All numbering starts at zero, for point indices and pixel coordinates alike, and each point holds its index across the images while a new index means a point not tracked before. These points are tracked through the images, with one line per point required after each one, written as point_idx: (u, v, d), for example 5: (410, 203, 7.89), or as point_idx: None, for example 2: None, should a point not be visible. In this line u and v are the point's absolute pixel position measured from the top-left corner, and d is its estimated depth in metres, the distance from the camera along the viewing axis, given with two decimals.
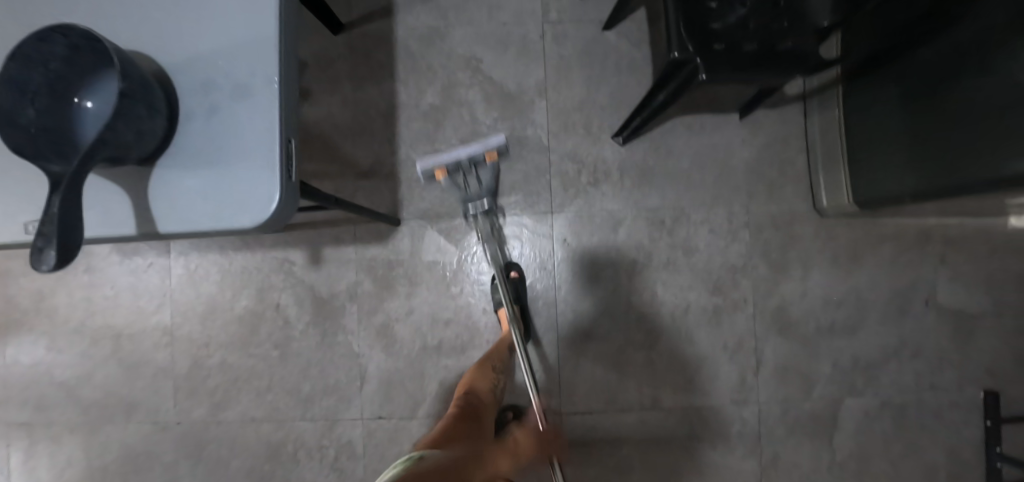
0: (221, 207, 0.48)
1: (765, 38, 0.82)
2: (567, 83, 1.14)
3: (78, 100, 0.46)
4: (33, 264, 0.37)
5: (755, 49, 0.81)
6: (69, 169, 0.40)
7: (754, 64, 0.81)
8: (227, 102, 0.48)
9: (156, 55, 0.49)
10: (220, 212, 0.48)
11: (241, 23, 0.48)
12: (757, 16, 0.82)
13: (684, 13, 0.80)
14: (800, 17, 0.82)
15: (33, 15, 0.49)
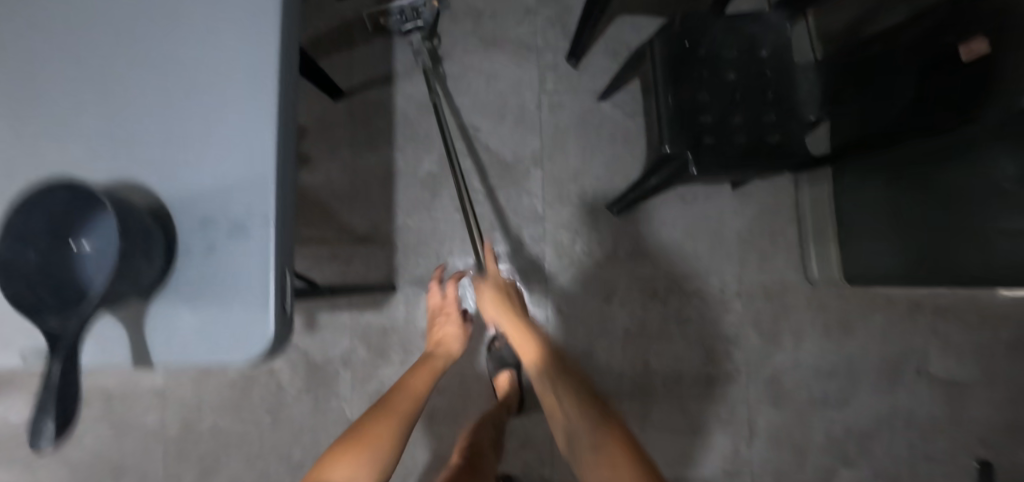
0: (213, 342, 0.48)
1: (754, 131, 0.84)
2: (562, 152, 1.16)
3: (75, 241, 0.47)
4: (31, 441, 0.37)
5: (745, 143, 0.83)
6: (66, 329, 0.40)
7: (744, 158, 0.82)
8: (223, 239, 0.50)
9: (155, 191, 0.50)
10: (211, 348, 0.48)
11: (241, 163, 0.51)
12: (747, 109, 0.84)
13: (673, 110, 0.83)
14: (788, 111, 0.85)
15: (37, 150, 0.50)
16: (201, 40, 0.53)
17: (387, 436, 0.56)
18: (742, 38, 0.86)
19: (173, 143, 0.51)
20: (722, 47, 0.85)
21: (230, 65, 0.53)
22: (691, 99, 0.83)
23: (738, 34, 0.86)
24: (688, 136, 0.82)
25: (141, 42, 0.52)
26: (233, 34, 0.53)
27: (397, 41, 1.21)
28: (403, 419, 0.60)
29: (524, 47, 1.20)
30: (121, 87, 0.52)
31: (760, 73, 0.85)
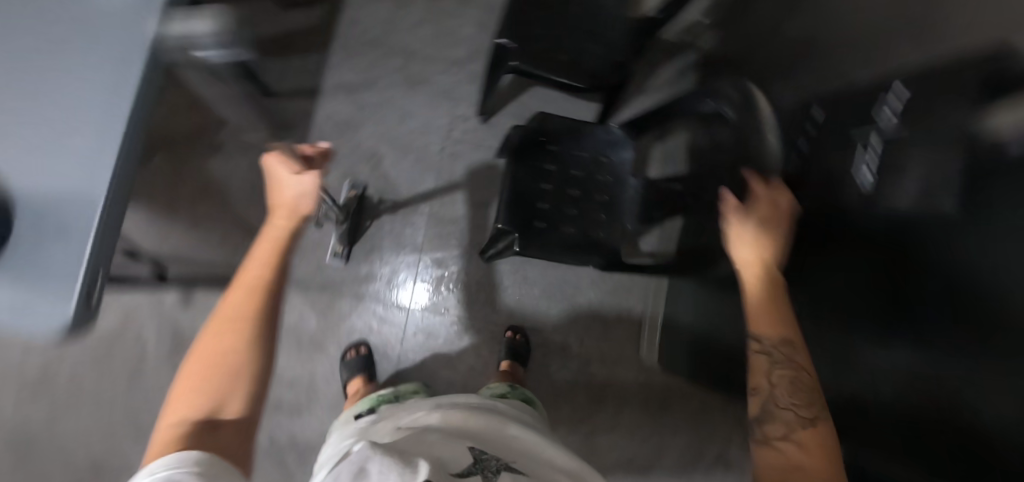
0: (12, 320, 0.60)
1: (583, 225, 0.98)
2: (453, 197, 1.30)
3: None
4: None
5: (570, 232, 0.97)
6: None
7: (569, 246, 0.95)
8: (50, 236, 0.62)
9: (4, 186, 0.63)
10: (11, 324, 0.60)
11: (79, 178, 0.64)
12: (580, 205, 0.99)
13: (515, 191, 0.97)
14: (614, 214, 1.01)
15: None
16: (77, 70, 0.67)
17: (238, 343, 0.54)
18: (590, 143, 1.02)
19: (32, 151, 0.64)
20: (571, 148, 1.02)
21: (97, 93, 0.66)
22: (533, 185, 0.98)
23: (588, 139, 1.02)
24: (522, 215, 0.97)
25: (34, 65, 0.67)
26: (107, 70, 0.67)
27: (331, 62, 1.33)
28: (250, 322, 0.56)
29: (442, 94, 1.33)
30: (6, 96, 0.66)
31: (598, 177, 1.01)
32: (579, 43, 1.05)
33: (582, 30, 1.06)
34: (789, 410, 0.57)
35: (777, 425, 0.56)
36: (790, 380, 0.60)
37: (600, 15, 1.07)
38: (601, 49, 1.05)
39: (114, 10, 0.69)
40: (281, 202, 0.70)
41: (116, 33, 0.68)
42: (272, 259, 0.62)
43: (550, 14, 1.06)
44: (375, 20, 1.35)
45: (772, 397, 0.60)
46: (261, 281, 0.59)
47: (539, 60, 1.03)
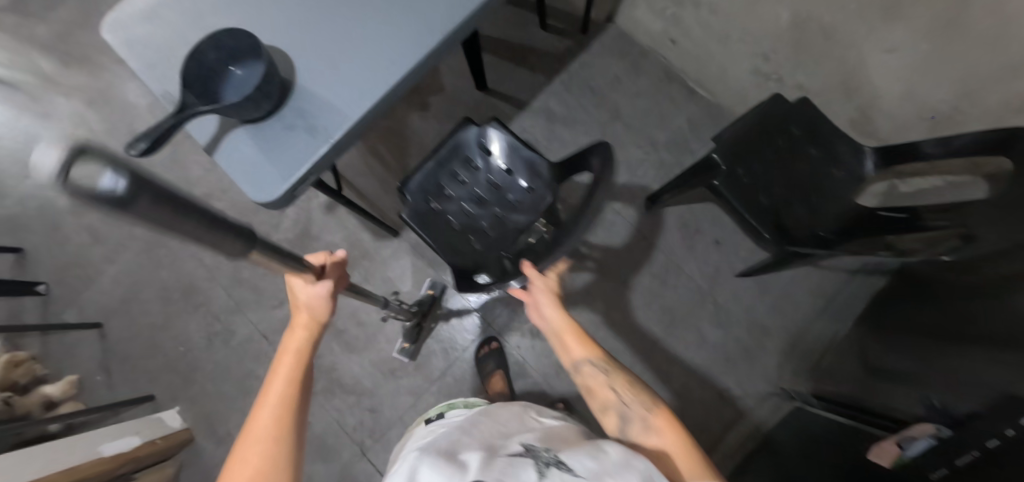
0: (247, 177, 0.74)
1: (468, 228, 0.97)
2: (581, 257, 1.32)
3: (233, 67, 0.74)
4: (128, 145, 0.65)
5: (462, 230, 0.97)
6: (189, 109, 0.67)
7: (445, 239, 0.97)
8: (302, 129, 0.75)
9: (296, 76, 0.77)
10: (244, 178, 0.74)
11: (345, 98, 0.75)
12: (479, 211, 0.98)
13: (427, 172, 0.99)
14: (506, 238, 0.97)
15: (267, 13, 0.79)
16: (391, 16, 0.78)
17: (270, 466, 0.50)
18: (520, 164, 0.98)
19: (327, 60, 0.77)
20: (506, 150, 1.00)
21: (391, 40, 0.77)
22: (446, 175, 0.99)
23: (516, 156, 0.98)
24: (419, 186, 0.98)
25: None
26: (411, 27, 0.78)
27: (550, 87, 1.42)
28: (273, 444, 0.52)
29: (625, 164, 1.36)
30: (334, 9, 0.79)
31: (508, 198, 0.98)
32: (787, 196, 1.02)
33: (796, 185, 1.02)
34: (635, 406, 0.64)
35: (631, 428, 0.62)
36: (609, 373, 0.68)
37: (823, 181, 1.03)
38: (804, 211, 1.02)
39: None
40: (298, 309, 0.63)
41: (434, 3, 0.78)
42: (292, 378, 0.57)
43: (774, 155, 1.03)
44: (607, 73, 1.43)
45: (614, 400, 0.66)
46: (286, 395, 0.55)
47: (741, 192, 1.02)
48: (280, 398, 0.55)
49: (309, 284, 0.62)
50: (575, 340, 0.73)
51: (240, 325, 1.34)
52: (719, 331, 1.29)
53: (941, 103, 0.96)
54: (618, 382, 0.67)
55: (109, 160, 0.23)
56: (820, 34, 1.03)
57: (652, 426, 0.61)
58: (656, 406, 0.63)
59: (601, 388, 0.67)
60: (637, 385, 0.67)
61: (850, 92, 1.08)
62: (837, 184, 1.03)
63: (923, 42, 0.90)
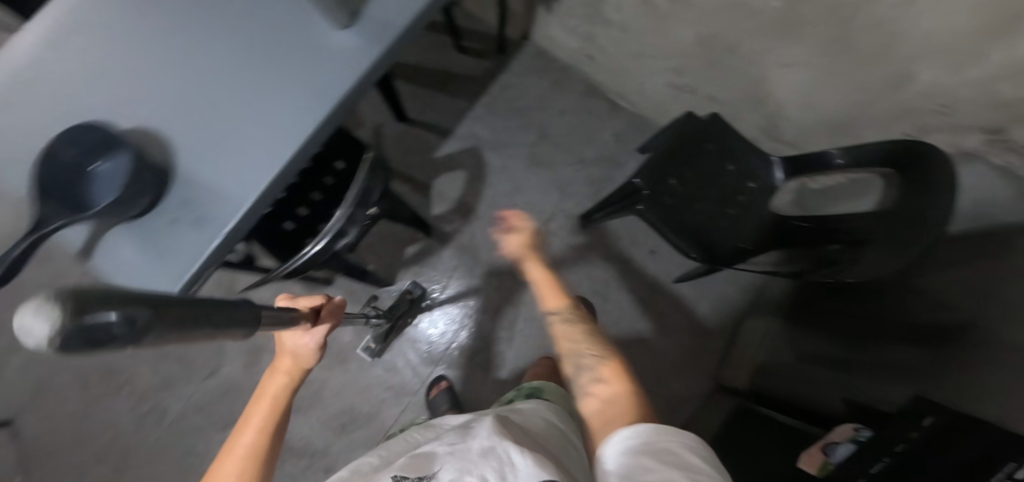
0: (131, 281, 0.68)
1: (306, 225, 0.99)
2: (523, 283, 1.31)
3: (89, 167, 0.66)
4: None
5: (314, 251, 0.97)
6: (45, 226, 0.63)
7: (284, 240, 0.97)
8: (188, 222, 0.69)
9: (175, 163, 0.70)
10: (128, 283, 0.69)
11: (232, 183, 0.70)
12: (315, 206, 1.01)
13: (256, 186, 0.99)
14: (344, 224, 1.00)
15: (134, 96, 0.72)
16: (275, 86, 0.72)
17: None
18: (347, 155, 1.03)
19: (208, 141, 0.71)
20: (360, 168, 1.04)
21: (278, 112, 0.72)
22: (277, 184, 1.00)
23: (342, 148, 1.04)
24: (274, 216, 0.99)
25: (243, 65, 0.73)
26: (298, 97, 0.72)
27: (473, 112, 1.39)
28: None
29: (556, 184, 1.36)
30: (210, 84, 0.72)
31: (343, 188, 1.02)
32: (709, 212, 1.04)
33: (716, 201, 1.05)
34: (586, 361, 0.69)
35: (585, 376, 0.66)
36: (575, 329, 0.76)
37: (740, 195, 1.06)
38: (726, 226, 1.04)
39: (331, 48, 0.74)
40: (282, 356, 0.64)
41: (322, 70, 0.73)
42: (265, 427, 0.60)
43: (692, 172, 1.05)
44: (529, 92, 1.41)
45: (574, 351, 0.71)
46: (254, 450, 0.59)
47: (664, 212, 1.02)
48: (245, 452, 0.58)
49: (302, 334, 0.61)
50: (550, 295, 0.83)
51: (171, 402, 1.24)
52: (662, 339, 1.31)
53: (837, 111, 1.01)
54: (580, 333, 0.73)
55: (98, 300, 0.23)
56: (723, 51, 1.05)
57: (603, 376, 0.65)
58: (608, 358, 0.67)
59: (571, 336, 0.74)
60: (601, 346, 0.71)
61: (758, 103, 1.12)
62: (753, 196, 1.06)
63: (813, 57, 0.94)
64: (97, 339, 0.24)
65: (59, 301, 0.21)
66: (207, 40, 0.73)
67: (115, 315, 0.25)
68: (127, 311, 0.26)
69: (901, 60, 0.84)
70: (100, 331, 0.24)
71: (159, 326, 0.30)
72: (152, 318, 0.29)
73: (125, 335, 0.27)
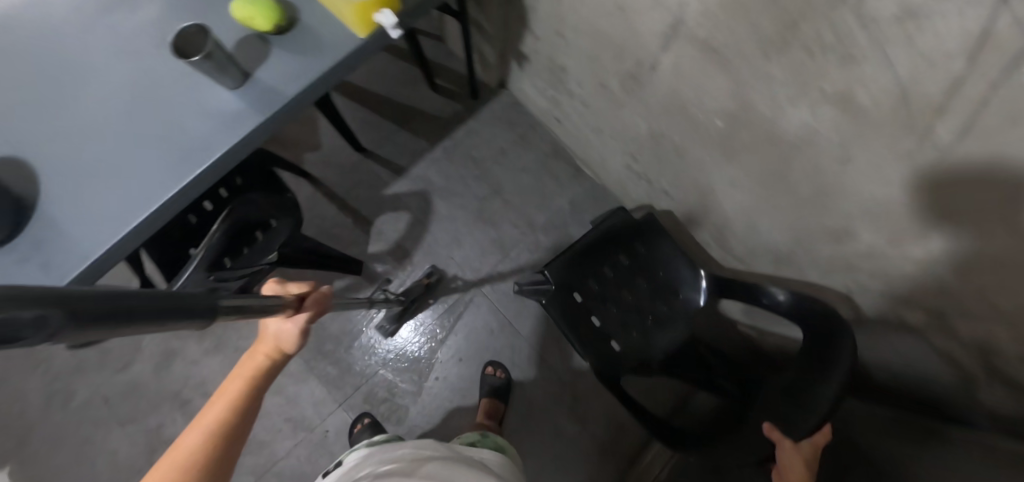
0: None
1: None
2: (444, 339, 1.27)
3: None
4: None
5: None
6: None
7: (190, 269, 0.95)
8: (40, 263, 0.67)
9: (38, 201, 0.69)
10: None
11: (89, 231, 0.68)
12: None
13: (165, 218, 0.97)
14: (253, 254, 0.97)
15: (12, 126, 0.71)
16: (149, 137, 0.70)
17: None
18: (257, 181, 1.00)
19: (73, 185, 0.69)
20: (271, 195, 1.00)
21: (148, 166, 0.69)
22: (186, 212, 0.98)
23: (253, 174, 1.00)
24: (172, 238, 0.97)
25: (124, 110, 0.71)
26: (168, 151, 0.70)
27: (431, 153, 1.35)
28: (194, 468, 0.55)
29: (499, 244, 1.31)
30: (88, 126, 0.71)
31: None
32: (622, 317, 0.99)
33: (631, 308, 1.00)
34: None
35: None
36: None
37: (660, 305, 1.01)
38: (638, 337, 0.98)
39: (212, 103, 0.71)
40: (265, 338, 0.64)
41: (198, 126, 0.70)
42: (236, 401, 0.59)
43: (611, 272, 1.01)
44: (492, 143, 1.36)
45: None
46: (221, 423, 0.57)
47: (570, 311, 0.97)
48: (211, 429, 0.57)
49: (284, 319, 0.62)
50: None
51: (81, 388, 1.28)
52: (576, 428, 1.22)
53: (779, 243, 0.92)
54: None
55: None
56: (673, 152, 0.99)
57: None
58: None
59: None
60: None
61: (708, 210, 1.04)
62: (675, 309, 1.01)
63: (756, 184, 0.86)
64: (5, 340, 0.24)
65: None
66: (97, 80, 0.73)
67: (26, 313, 0.25)
68: (42, 308, 0.26)
69: (838, 214, 0.76)
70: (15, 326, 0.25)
71: (80, 323, 0.30)
72: (69, 317, 0.28)
73: (34, 334, 0.26)
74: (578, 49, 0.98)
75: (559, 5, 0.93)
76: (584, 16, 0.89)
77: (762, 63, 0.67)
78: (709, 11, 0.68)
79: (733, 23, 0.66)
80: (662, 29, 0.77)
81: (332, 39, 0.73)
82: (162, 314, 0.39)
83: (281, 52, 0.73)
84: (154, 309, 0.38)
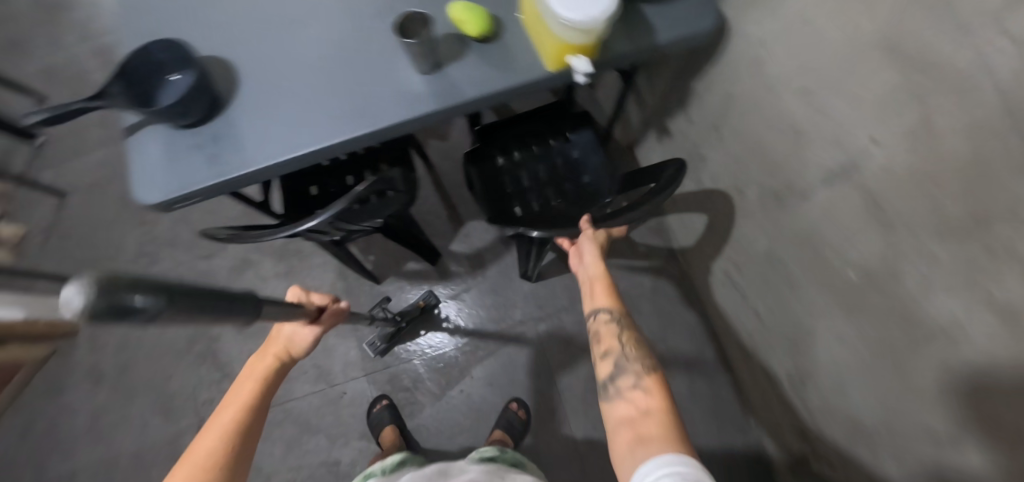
0: (146, 178, 0.77)
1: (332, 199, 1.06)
2: (483, 356, 1.28)
3: (170, 72, 0.77)
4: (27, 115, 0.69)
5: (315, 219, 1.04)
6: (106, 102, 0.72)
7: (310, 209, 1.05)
8: (208, 154, 0.76)
9: (229, 104, 0.79)
10: (143, 177, 0.77)
11: (256, 144, 0.77)
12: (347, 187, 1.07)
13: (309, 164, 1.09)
14: None
15: (239, 37, 0.82)
16: (336, 86, 0.78)
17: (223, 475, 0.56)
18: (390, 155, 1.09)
19: (261, 100, 0.79)
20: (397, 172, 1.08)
21: (326, 112, 0.77)
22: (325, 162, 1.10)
23: (390, 150, 1.10)
24: (305, 174, 1.09)
25: (327, 56, 0.80)
26: (347, 104, 0.78)
27: None
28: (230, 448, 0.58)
29: (570, 291, 1.31)
30: (294, 57, 0.80)
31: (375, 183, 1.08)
32: (528, 184, 1.12)
33: (553, 180, 1.12)
34: (634, 364, 0.77)
35: (627, 379, 0.75)
36: (625, 332, 0.82)
37: (582, 180, 1.12)
38: (537, 202, 1.10)
39: (399, 77, 0.78)
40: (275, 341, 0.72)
41: (380, 92, 0.78)
42: (246, 406, 0.62)
43: (537, 148, 1.15)
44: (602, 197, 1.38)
45: (619, 350, 0.80)
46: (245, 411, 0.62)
47: (491, 171, 1.12)
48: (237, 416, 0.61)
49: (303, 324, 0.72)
50: (604, 292, 0.89)
51: (166, 260, 1.41)
52: None
53: (865, 417, 0.86)
54: (626, 337, 0.81)
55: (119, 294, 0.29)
56: (785, 281, 0.96)
57: (642, 385, 0.73)
58: (647, 369, 0.75)
59: (608, 337, 0.82)
60: (644, 352, 0.79)
61: (796, 350, 0.99)
62: (596, 183, 1.11)
63: (865, 349, 0.81)
64: (120, 317, 0.30)
65: (94, 283, 0.28)
66: (317, 23, 0.82)
67: (137, 302, 0.31)
68: (147, 299, 0.32)
69: (948, 420, 0.70)
70: (128, 309, 0.30)
71: (170, 313, 0.36)
72: (164, 305, 0.34)
73: (140, 318, 0.32)
74: (729, 148, 0.99)
75: (729, 103, 0.94)
76: (752, 124, 0.90)
77: (929, 241, 0.64)
78: (893, 170, 0.66)
79: (913, 191, 0.64)
80: (831, 167, 0.76)
81: (524, 64, 0.78)
82: (220, 311, 0.44)
83: (475, 56, 0.79)
84: (214, 312, 0.43)
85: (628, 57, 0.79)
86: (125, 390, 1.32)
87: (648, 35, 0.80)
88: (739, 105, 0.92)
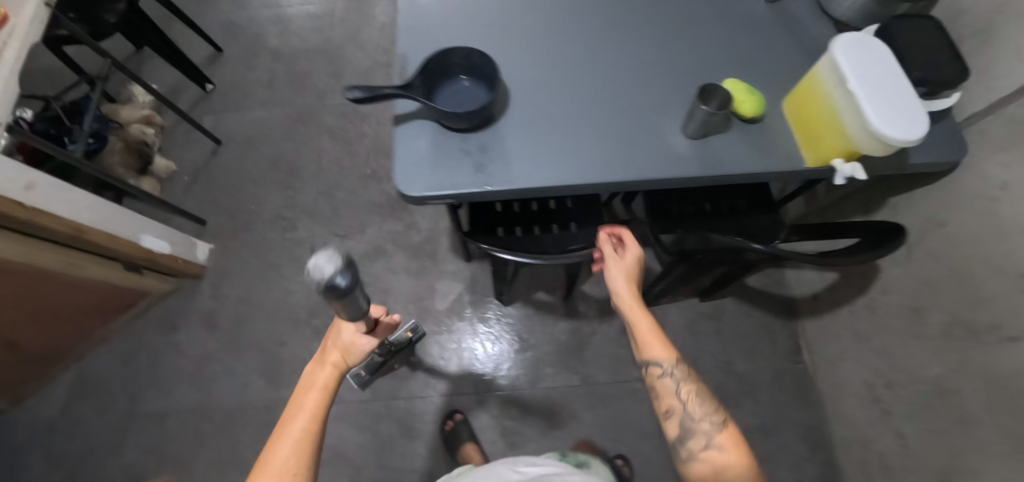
0: (409, 169, 0.79)
1: (517, 221, 1.09)
2: (594, 403, 1.27)
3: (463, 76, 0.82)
4: (346, 88, 0.69)
5: (498, 237, 1.07)
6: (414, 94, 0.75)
7: (493, 223, 1.08)
8: (473, 162, 0.79)
9: (498, 120, 0.82)
10: (405, 167, 0.79)
11: (519, 164, 0.79)
12: (532, 215, 1.10)
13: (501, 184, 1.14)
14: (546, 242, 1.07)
15: (514, 63, 0.87)
16: (601, 131, 0.82)
17: None
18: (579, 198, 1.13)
19: (527, 124, 0.82)
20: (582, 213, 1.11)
21: (591, 153, 0.80)
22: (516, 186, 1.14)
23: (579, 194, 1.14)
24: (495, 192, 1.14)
25: (596, 101, 0.85)
26: (610, 149, 0.81)
27: None
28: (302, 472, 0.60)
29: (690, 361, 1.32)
30: (564, 94, 0.85)
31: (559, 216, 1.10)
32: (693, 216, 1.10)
33: (719, 216, 1.10)
34: (704, 423, 0.67)
35: (698, 440, 0.66)
36: (682, 383, 0.71)
37: (747, 220, 1.09)
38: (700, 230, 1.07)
39: (663, 138, 0.82)
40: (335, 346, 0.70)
41: (642, 147, 0.81)
42: (317, 417, 0.64)
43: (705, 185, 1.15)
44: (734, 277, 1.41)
45: (681, 408, 0.69)
46: (307, 433, 0.62)
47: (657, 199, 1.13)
48: (297, 435, 0.61)
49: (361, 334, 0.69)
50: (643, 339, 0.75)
51: (302, 228, 1.43)
52: None
53: None
54: (688, 391, 0.69)
55: (347, 265, 0.52)
56: (954, 416, 0.93)
57: (721, 445, 0.65)
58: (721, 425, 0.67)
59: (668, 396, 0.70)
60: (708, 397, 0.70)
61: None
62: (761, 227, 1.08)
63: None
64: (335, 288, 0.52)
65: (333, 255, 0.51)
66: (589, 68, 0.87)
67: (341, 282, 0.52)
68: (344, 282, 0.52)
69: None
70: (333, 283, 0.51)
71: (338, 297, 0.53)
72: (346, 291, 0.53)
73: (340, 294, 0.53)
74: (918, 268, 1.00)
75: (935, 228, 0.96)
76: (961, 255, 0.91)
77: None
78: None
79: None
80: None
81: (785, 154, 0.81)
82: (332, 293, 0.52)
83: (737, 134, 0.82)
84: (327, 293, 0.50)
85: (876, 169, 0.80)
86: (234, 345, 1.32)
87: (900, 155, 0.82)
88: (948, 235, 0.93)
